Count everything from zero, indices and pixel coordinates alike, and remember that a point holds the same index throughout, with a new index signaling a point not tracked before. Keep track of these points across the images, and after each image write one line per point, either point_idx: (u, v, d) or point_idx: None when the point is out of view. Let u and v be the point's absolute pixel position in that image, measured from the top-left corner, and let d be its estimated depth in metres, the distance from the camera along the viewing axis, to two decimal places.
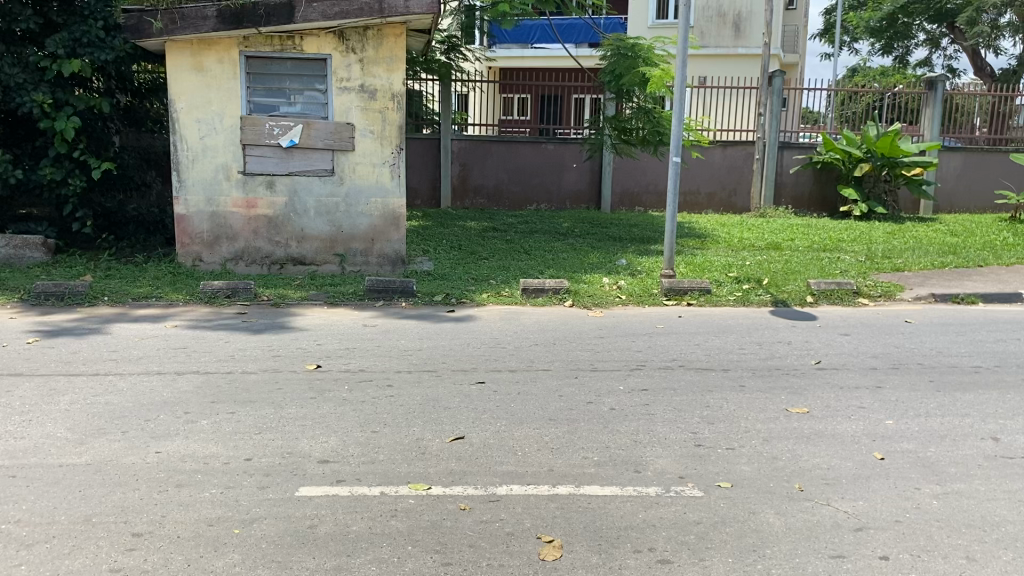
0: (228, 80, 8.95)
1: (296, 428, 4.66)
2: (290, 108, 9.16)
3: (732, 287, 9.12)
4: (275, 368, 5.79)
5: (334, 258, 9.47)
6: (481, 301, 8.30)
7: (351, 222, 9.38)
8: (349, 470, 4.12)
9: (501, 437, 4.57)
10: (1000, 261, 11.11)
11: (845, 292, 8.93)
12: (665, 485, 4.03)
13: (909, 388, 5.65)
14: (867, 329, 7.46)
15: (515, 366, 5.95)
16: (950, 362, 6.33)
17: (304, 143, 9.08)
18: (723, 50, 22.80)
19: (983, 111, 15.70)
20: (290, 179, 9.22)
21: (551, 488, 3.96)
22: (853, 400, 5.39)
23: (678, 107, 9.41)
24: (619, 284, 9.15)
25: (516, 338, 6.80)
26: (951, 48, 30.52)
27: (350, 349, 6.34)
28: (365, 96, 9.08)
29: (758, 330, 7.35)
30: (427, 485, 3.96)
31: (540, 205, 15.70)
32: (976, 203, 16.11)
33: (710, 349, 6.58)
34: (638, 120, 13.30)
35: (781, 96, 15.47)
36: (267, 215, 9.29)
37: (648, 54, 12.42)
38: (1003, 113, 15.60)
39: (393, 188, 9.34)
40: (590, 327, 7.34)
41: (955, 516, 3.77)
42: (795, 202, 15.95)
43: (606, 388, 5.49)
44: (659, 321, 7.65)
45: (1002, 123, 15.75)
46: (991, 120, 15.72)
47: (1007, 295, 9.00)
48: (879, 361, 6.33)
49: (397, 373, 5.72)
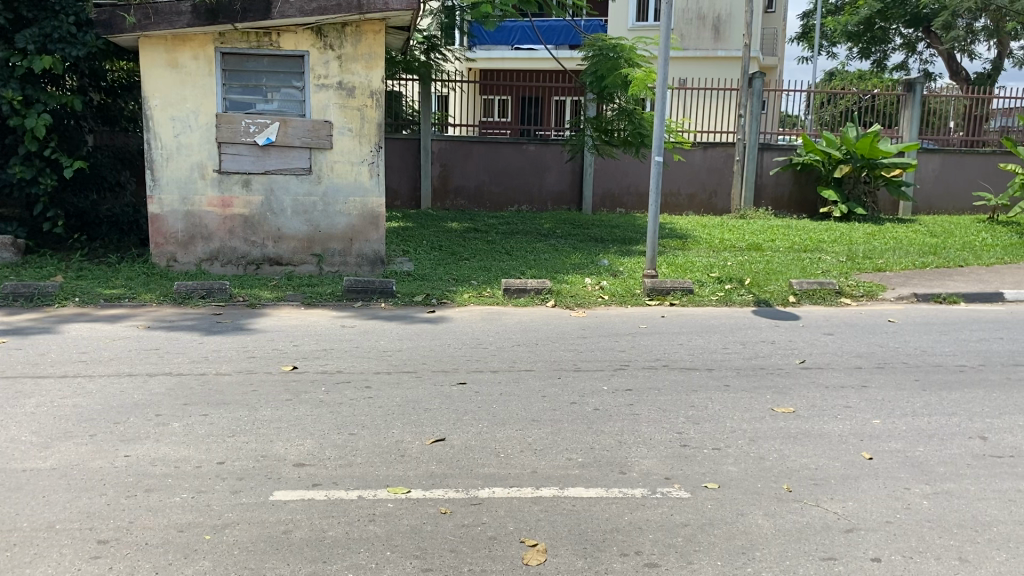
0: (203, 76, 8.77)
1: (271, 430, 4.52)
2: (266, 105, 9.00)
3: (714, 287, 9.06)
4: (250, 369, 5.64)
5: (311, 258, 9.31)
6: (462, 301, 8.18)
7: (329, 221, 9.23)
8: (326, 473, 3.99)
9: (483, 439, 4.45)
10: (980, 261, 11.13)
11: (828, 291, 8.89)
12: (651, 486, 3.94)
13: (894, 387, 5.60)
14: (850, 329, 7.41)
15: (497, 367, 5.84)
16: (934, 361, 6.29)
17: (281, 141, 8.93)
18: (703, 52, 22.81)
19: (959, 114, 15.77)
20: (266, 177, 9.05)
21: (535, 490, 3.85)
22: (840, 400, 5.32)
23: (661, 108, 9.35)
24: (601, 285, 9.06)
25: (497, 338, 6.69)
26: (927, 52, 30.81)
27: (328, 350, 6.20)
28: (343, 93, 8.95)
29: (742, 329, 7.28)
30: (407, 488, 3.85)
31: (521, 206, 15.60)
32: (954, 205, 16.16)
33: (693, 349, 6.50)
34: (620, 121, 13.21)
35: (761, 98, 15.47)
36: (243, 214, 9.12)
37: (630, 54, 12.37)
38: (979, 115, 15.76)
39: (372, 187, 9.21)
40: (572, 327, 7.25)
41: (946, 517, 3.70)
42: (776, 204, 15.96)
43: (590, 388, 5.39)
44: (642, 321, 7.58)
45: (978, 126, 15.89)
46: (967, 124, 15.87)
47: (988, 294, 9.01)
48: (864, 360, 6.28)
49: (376, 374, 5.59)
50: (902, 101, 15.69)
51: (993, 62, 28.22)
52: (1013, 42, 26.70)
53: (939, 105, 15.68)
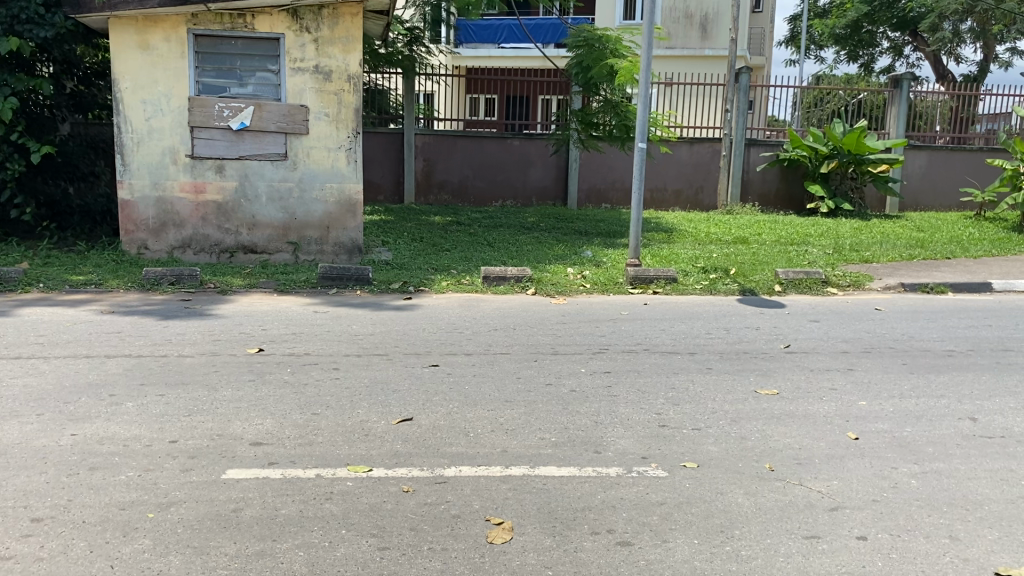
0: (175, 59, 8.54)
1: (230, 409, 4.31)
2: (241, 89, 8.77)
3: (698, 276, 8.89)
4: (213, 351, 5.42)
5: (287, 247, 9.09)
6: (440, 289, 7.97)
7: (305, 209, 9.01)
8: (283, 452, 3.77)
9: (452, 418, 4.24)
10: (968, 254, 11.01)
11: (814, 281, 8.73)
12: (627, 465, 3.74)
13: (881, 370, 5.43)
14: (837, 316, 7.25)
15: (472, 350, 5.64)
16: (922, 346, 6.12)
17: (256, 126, 8.71)
18: (690, 51, 22.70)
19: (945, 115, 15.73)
20: (240, 163, 8.82)
21: (504, 469, 3.65)
22: (825, 382, 5.15)
23: (643, 96, 9.07)
24: (583, 274, 8.87)
25: (474, 324, 6.49)
26: (913, 55, 30.86)
27: (297, 334, 5.98)
28: (320, 77, 8.75)
29: (726, 316, 7.11)
30: (368, 467, 3.63)
31: (505, 201, 15.40)
32: (941, 202, 16.06)
33: (675, 334, 6.32)
34: (604, 114, 13.02)
35: (748, 93, 15.33)
36: (217, 201, 8.88)
37: (615, 45, 12.23)
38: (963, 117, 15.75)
39: (349, 174, 8.99)
40: (552, 313, 7.05)
41: (935, 496, 3.51)
42: (762, 200, 15.82)
43: (567, 370, 5.20)
44: (625, 308, 7.39)
45: (962, 125, 15.85)
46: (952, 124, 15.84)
47: (976, 284, 8.88)
48: (850, 345, 6.11)
49: (346, 356, 5.38)
50: (889, 98, 15.61)
51: (979, 65, 28.27)
52: (998, 44, 26.77)
53: (924, 109, 15.64)
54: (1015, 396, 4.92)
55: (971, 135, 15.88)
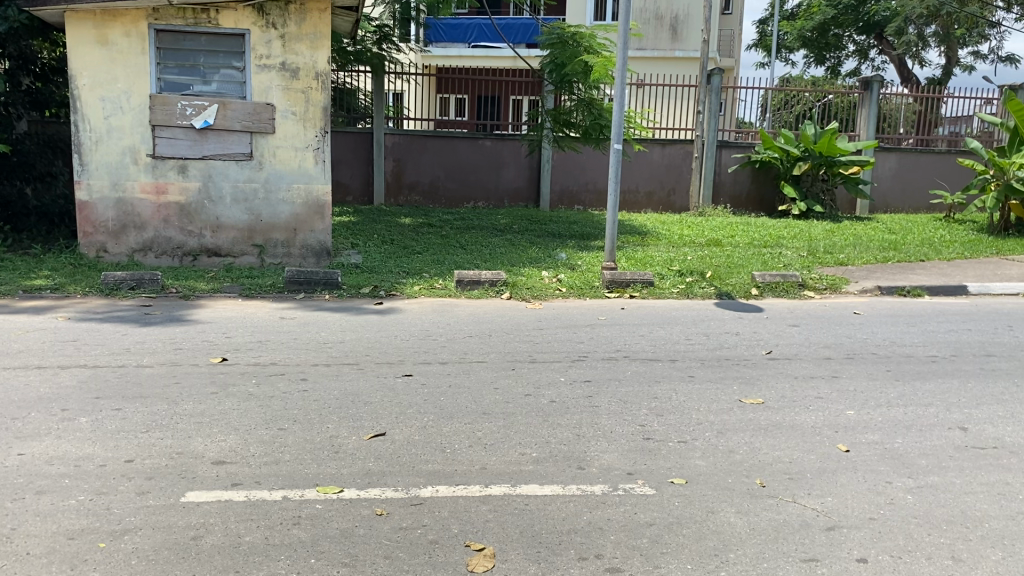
0: (135, 55, 8.22)
1: (191, 425, 4.06)
2: (204, 86, 8.49)
3: (675, 279, 8.76)
4: (174, 361, 5.15)
5: (252, 250, 8.81)
6: (412, 293, 7.75)
7: (271, 210, 8.74)
8: (248, 472, 3.54)
9: (428, 433, 4.03)
10: (940, 256, 11.02)
11: (791, 284, 8.63)
12: (612, 483, 3.55)
13: (866, 377, 5.32)
14: (814, 321, 7.13)
15: (446, 359, 5.42)
16: (905, 352, 6.02)
17: (220, 124, 8.42)
18: (660, 53, 22.65)
19: (910, 119, 15.70)
20: (204, 163, 8.52)
21: (483, 488, 3.44)
22: (810, 391, 5.01)
23: (620, 94, 8.88)
24: (558, 277, 8.70)
25: (448, 330, 6.28)
26: (878, 58, 31.16)
27: (262, 342, 5.73)
28: (286, 74, 8.49)
29: (705, 321, 6.95)
30: (339, 487, 3.41)
31: (477, 203, 15.19)
32: (911, 203, 16.13)
33: (656, 339, 6.16)
34: (579, 112, 12.86)
35: (720, 95, 15.25)
36: (179, 202, 8.57)
37: (588, 43, 12.10)
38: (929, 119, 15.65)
39: (317, 174, 8.74)
40: (527, 319, 6.86)
41: (933, 513, 3.37)
42: (734, 202, 15.77)
43: (546, 379, 5.01)
44: (603, 313, 7.22)
45: (927, 128, 15.78)
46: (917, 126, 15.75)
47: (951, 287, 8.83)
48: (833, 351, 5.98)
49: (314, 366, 5.14)
50: (859, 99, 15.63)
51: (943, 68, 28.62)
52: (961, 48, 27.09)
53: (890, 111, 15.68)
54: (1003, 404, 4.81)
55: (936, 137, 15.90)
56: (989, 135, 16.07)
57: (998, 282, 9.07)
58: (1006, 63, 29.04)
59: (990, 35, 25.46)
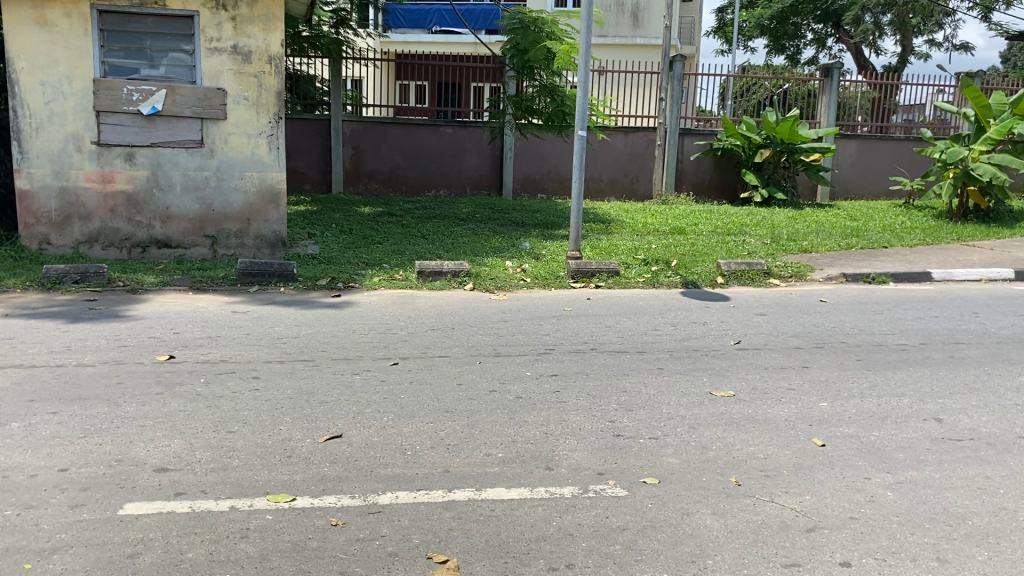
0: (77, 37, 7.84)
1: (133, 429, 3.80)
2: (152, 71, 8.14)
3: (640, 269, 8.61)
4: (117, 360, 4.86)
5: (204, 241, 8.48)
6: (371, 285, 7.50)
7: (223, 199, 8.41)
8: (192, 480, 3.29)
9: (386, 434, 3.80)
10: (903, 242, 11.03)
11: (756, 272, 8.52)
12: (583, 484, 3.37)
13: (837, 367, 5.21)
14: (782, 309, 7.02)
15: (408, 354, 5.20)
16: (874, 340, 5.93)
17: (168, 110, 8.07)
18: (622, 40, 22.53)
19: (867, 105, 15.76)
20: (152, 150, 8.16)
21: (446, 493, 3.24)
22: (781, 382, 4.88)
23: (583, 82, 8.67)
24: (522, 267, 8.51)
25: (408, 323, 6.05)
26: (836, 46, 31.41)
27: (213, 338, 5.46)
28: (238, 58, 8.17)
29: (672, 311, 6.79)
30: (291, 496, 3.19)
31: (438, 191, 14.92)
32: (871, 190, 16.21)
33: (622, 331, 5.98)
34: (541, 99, 12.63)
35: (682, 82, 15.13)
36: (126, 191, 8.20)
37: (550, 29, 11.89)
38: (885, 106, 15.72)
39: (271, 161, 8.43)
40: (489, 310, 6.65)
41: (915, 511, 3.25)
42: (697, 189, 15.70)
43: (511, 374, 4.82)
44: (568, 304, 7.03)
45: (883, 114, 15.87)
46: (873, 112, 15.83)
47: (915, 274, 8.80)
48: (802, 340, 5.85)
49: (267, 363, 4.89)
50: (820, 86, 15.62)
51: (899, 56, 28.95)
52: (916, 37, 27.42)
53: (848, 99, 15.73)
54: (977, 394, 4.72)
55: (893, 124, 16.00)
56: (944, 123, 16.24)
57: (960, 268, 9.07)
58: (960, 52, 29.47)
59: (944, 23, 25.76)
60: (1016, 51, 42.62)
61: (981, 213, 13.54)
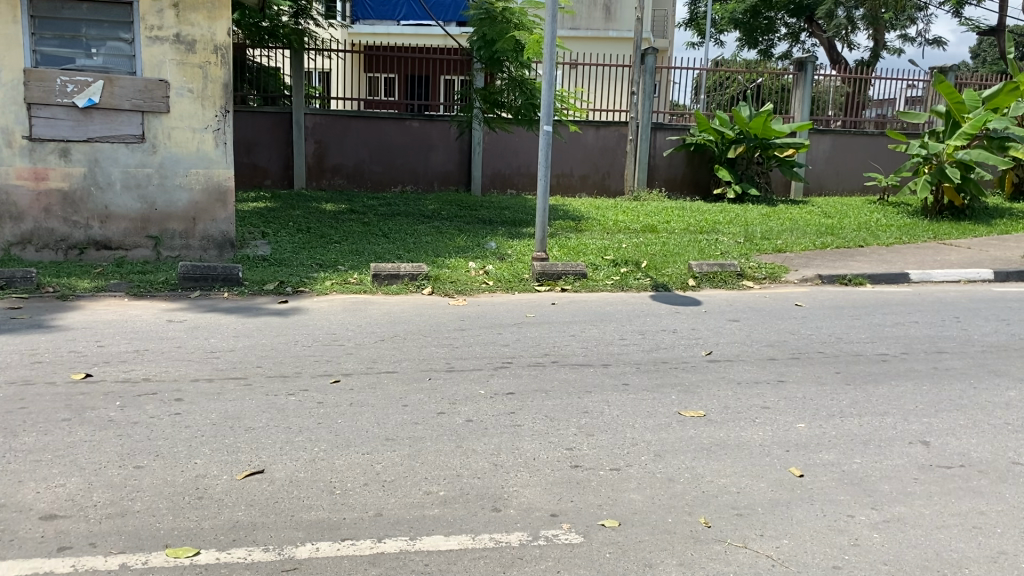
0: (6, 24, 7.31)
1: (25, 466, 3.34)
2: (88, 61, 7.62)
3: (609, 270, 8.23)
4: (26, 380, 4.38)
5: (147, 242, 7.98)
6: (322, 290, 7.05)
7: (167, 198, 7.91)
8: (82, 530, 2.86)
9: (315, 469, 3.39)
10: (879, 241, 10.74)
11: (729, 274, 8.15)
12: (533, 530, 2.97)
13: (814, 382, 4.85)
14: (756, 315, 6.65)
15: (351, 370, 4.78)
16: (852, 350, 5.59)
17: (106, 103, 7.56)
18: (595, 32, 22.15)
19: (840, 100, 15.51)
20: (89, 145, 7.64)
21: (375, 544, 2.83)
22: (755, 399, 4.50)
23: (549, 75, 8.26)
24: (486, 269, 8.10)
25: (356, 333, 5.62)
26: (809, 41, 31.30)
27: (140, 352, 5.00)
28: (181, 48, 7.67)
29: (640, 317, 6.41)
30: (194, 549, 2.77)
31: (404, 187, 14.44)
32: (845, 186, 15.97)
33: (587, 340, 5.59)
34: (510, 92, 12.20)
35: (654, 76, 14.77)
36: (61, 189, 7.67)
37: (517, 20, 11.46)
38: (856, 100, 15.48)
39: (217, 158, 7.96)
40: (446, 318, 6.24)
41: (904, 557, 2.88)
42: (669, 185, 15.36)
43: (463, 393, 4.41)
44: (532, 310, 6.63)
45: (854, 108, 15.63)
46: (845, 107, 15.59)
47: (893, 275, 8.50)
48: (777, 350, 5.49)
49: (194, 383, 4.44)
50: (794, 80, 15.33)
51: (872, 51, 28.91)
52: (889, 31, 27.35)
53: (822, 93, 15.45)
54: (964, 412, 4.38)
55: (864, 119, 15.74)
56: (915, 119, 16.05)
57: (939, 268, 8.78)
58: (932, 47, 29.44)
59: (917, 19, 25.66)
60: (983, 47, 42.90)
61: (955, 209, 13.33)
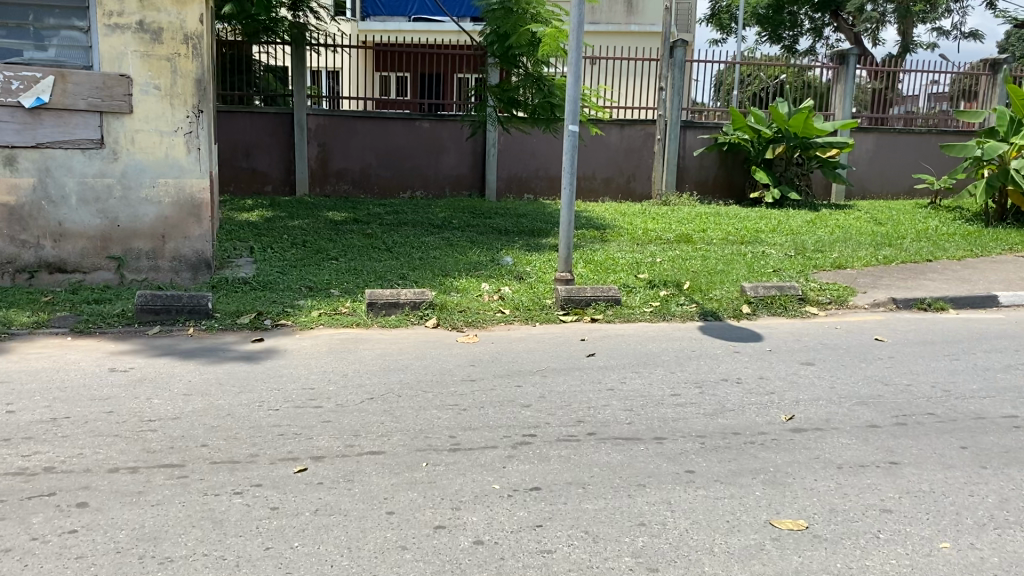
0: None
1: None
2: (38, 53, 6.55)
3: (645, 294, 7.04)
4: None
5: (108, 263, 6.87)
6: (306, 323, 5.90)
7: (131, 213, 6.81)
8: None
9: None
10: (946, 253, 9.45)
11: (789, 298, 6.95)
12: None
13: (940, 465, 3.63)
14: (833, 355, 5.42)
15: (324, 450, 3.61)
16: (969, 412, 4.36)
17: (57, 101, 6.45)
18: (616, 27, 20.92)
19: (870, 95, 14.25)
20: (38, 152, 6.53)
21: None
22: (869, 497, 3.30)
23: (574, 66, 7.00)
24: (501, 293, 6.92)
25: (340, 388, 4.46)
26: (835, 37, 29.86)
27: (57, 422, 3.87)
28: (146, 37, 6.56)
29: (691, 360, 5.20)
30: None
31: (413, 192, 13.29)
32: (890, 189, 14.67)
33: (629, 399, 4.39)
34: (525, 89, 10.91)
35: (683, 70, 13.55)
36: (7, 204, 6.57)
37: (535, 10, 10.12)
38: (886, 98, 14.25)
39: (189, 166, 6.85)
40: (452, 363, 5.05)
41: None
42: (700, 189, 14.13)
43: (470, 491, 3.24)
44: (556, 350, 5.43)
45: (882, 104, 14.37)
46: (873, 104, 14.36)
47: (978, 298, 7.25)
48: (875, 413, 4.28)
49: (110, 476, 3.30)
50: (833, 76, 14.04)
51: (902, 46, 27.45)
52: (920, 26, 25.95)
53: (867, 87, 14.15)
54: None
55: (892, 117, 14.44)
56: (948, 119, 14.73)
57: None
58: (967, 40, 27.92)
59: (952, 10, 24.22)
60: (1012, 41, 40.94)
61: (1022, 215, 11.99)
